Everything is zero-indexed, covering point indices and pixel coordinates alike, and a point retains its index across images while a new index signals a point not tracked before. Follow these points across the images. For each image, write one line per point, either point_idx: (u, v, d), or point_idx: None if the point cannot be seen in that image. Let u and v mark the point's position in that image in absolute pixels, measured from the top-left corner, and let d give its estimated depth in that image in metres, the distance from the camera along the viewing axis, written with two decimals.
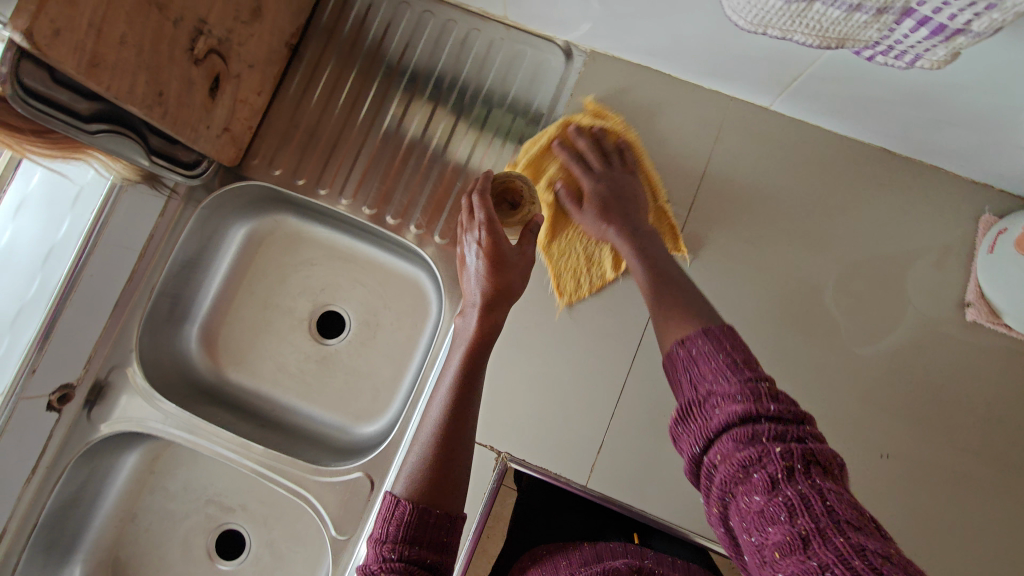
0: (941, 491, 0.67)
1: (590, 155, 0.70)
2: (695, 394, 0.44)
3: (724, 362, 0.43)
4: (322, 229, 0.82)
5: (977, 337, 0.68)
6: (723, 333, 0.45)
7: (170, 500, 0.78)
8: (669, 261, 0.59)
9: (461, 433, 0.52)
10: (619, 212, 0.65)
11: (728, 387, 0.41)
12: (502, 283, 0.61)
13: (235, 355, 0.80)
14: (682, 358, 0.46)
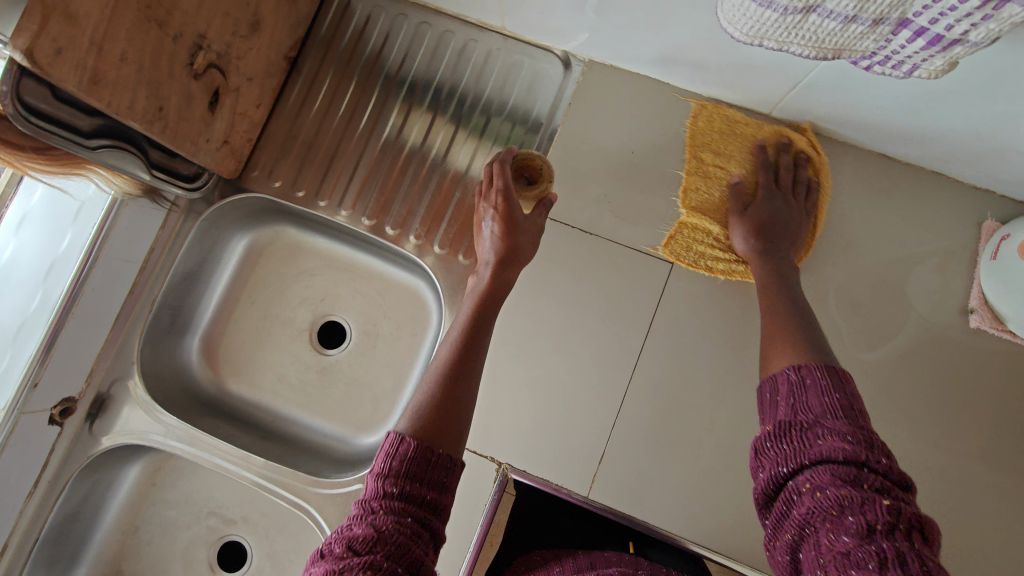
0: (948, 500, 0.66)
1: (782, 170, 0.68)
2: (796, 418, 0.43)
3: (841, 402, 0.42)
4: (322, 239, 0.83)
5: (980, 344, 0.68)
6: (845, 378, 0.44)
7: (171, 513, 0.78)
8: (799, 293, 0.59)
9: (462, 374, 0.50)
10: (775, 239, 0.65)
11: (838, 425, 0.40)
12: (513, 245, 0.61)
13: (236, 367, 0.80)
14: (790, 386, 0.45)
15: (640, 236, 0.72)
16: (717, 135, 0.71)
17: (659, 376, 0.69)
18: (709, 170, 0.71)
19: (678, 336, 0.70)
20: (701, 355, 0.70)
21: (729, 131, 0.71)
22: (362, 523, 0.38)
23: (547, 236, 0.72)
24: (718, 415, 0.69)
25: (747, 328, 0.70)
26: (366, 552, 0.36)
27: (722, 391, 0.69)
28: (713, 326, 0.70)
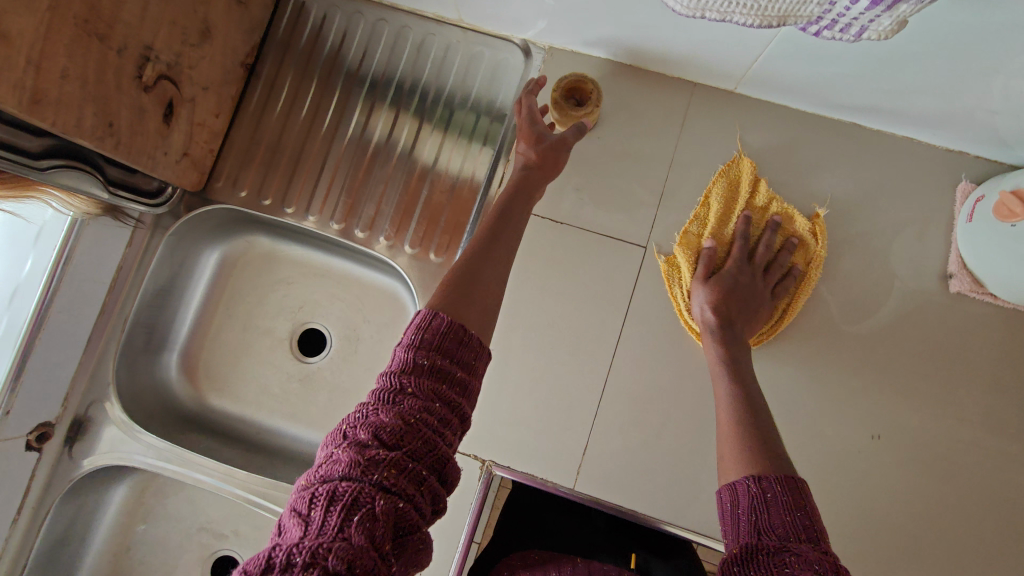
0: (937, 469, 0.66)
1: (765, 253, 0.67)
2: (760, 541, 0.39)
3: (803, 519, 0.40)
4: (296, 247, 0.82)
5: (962, 309, 0.67)
6: (802, 486, 0.42)
7: (162, 531, 0.78)
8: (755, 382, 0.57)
9: (491, 260, 0.51)
10: (733, 313, 0.63)
11: (805, 549, 0.37)
12: (547, 158, 0.61)
13: (217, 380, 0.80)
14: (750, 499, 0.42)
15: (612, 223, 0.71)
16: (722, 195, 0.69)
17: (639, 363, 0.69)
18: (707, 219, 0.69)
19: (656, 322, 0.69)
20: (681, 339, 0.69)
21: (728, 197, 0.69)
22: (389, 412, 0.36)
23: None
24: (700, 398, 0.68)
25: None
26: (393, 448, 0.35)
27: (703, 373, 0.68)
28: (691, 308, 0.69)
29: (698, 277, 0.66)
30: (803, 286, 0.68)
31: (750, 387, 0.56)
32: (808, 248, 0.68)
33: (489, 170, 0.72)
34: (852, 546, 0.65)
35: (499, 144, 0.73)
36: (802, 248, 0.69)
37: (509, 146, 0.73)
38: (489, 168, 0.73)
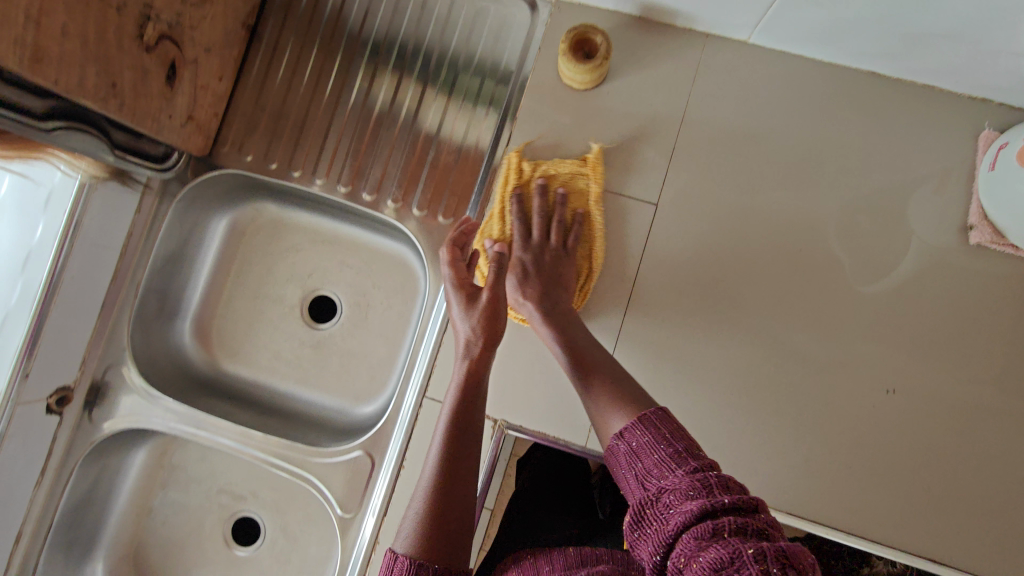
0: (953, 424, 0.65)
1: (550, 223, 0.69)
2: (646, 491, 0.43)
3: (669, 449, 0.44)
4: (303, 213, 0.82)
5: (983, 262, 0.65)
6: (660, 418, 0.47)
7: (183, 492, 0.81)
8: (583, 346, 0.60)
9: (461, 475, 0.53)
10: (543, 288, 0.65)
11: (676, 479, 0.41)
12: (492, 328, 0.61)
13: (230, 346, 0.80)
14: (627, 456, 0.47)
15: (623, 181, 0.69)
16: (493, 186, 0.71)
17: (648, 323, 0.68)
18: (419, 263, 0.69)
19: (666, 281, 0.68)
20: (692, 300, 0.68)
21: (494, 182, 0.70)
22: None
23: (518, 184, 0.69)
24: (711, 357, 0.67)
25: (738, 265, 0.68)
26: None
27: (714, 332, 0.68)
28: (703, 266, 0.68)
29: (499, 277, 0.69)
30: (596, 234, 0.69)
31: (602, 355, 0.59)
32: (582, 192, 0.69)
33: (495, 132, 0.71)
34: (863, 499, 0.65)
35: (505, 106, 0.72)
36: (580, 194, 0.69)
37: (515, 107, 0.71)
38: (495, 130, 0.72)
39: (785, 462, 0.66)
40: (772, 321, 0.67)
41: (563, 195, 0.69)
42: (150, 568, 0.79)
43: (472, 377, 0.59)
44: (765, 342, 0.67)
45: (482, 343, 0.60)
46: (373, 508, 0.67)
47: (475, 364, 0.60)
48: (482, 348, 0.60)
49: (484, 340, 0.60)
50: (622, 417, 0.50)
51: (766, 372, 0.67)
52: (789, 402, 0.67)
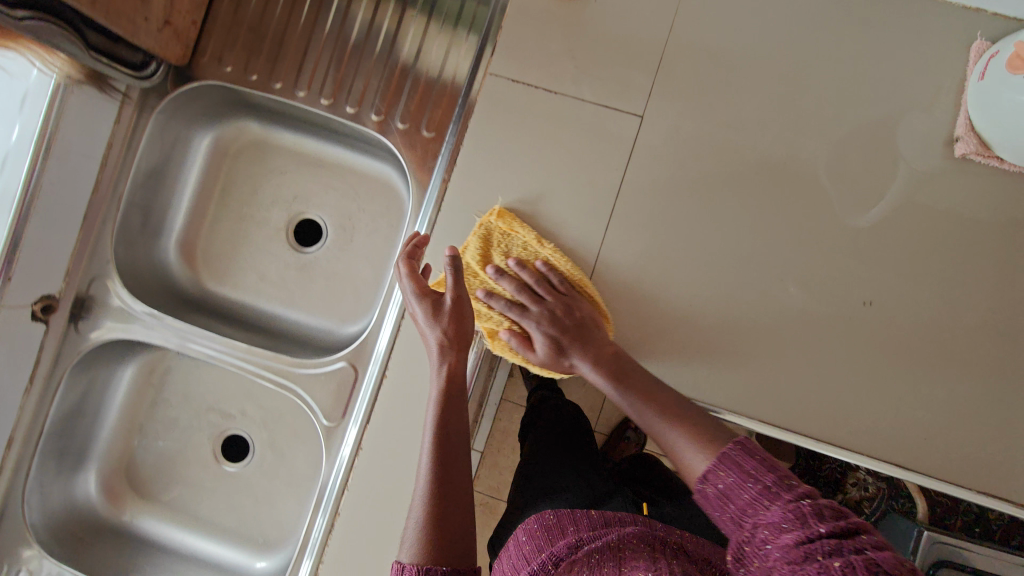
0: (931, 338, 0.65)
1: (538, 288, 0.66)
2: (741, 527, 0.43)
3: (756, 483, 0.43)
4: (286, 134, 0.81)
5: (968, 175, 0.64)
6: (740, 453, 0.45)
7: (173, 410, 0.82)
8: (635, 386, 0.56)
9: (457, 483, 0.53)
10: (565, 343, 0.62)
11: (768, 512, 0.41)
12: (463, 330, 0.60)
13: (215, 265, 0.81)
14: (713, 495, 0.45)
15: (609, 92, 0.67)
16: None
17: (631, 238, 0.67)
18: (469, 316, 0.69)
19: (650, 194, 0.67)
20: (675, 214, 0.67)
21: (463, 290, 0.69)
22: None
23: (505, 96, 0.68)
24: (692, 272, 0.67)
25: (724, 178, 0.67)
26: None
27: (697, 247, 0.67)
28: (689, 180, 0.67)
29: (530, 355, 0.66)
30: (581, 278, 0.66)
31: (669, 393, 0.56)
32: (522, 241, 0.67)
33: (478, 50, 0.69)
34: (838, 412, 0.66)
35: (487, 24, 0.70)
36: (529, 251, 0.67)
37: (497, 26, 0.70)
38: (478, 48, 0.70)
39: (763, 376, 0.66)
40: (755, 234, 0.66)
41: (519, 261, 0.67)
42: (141, 481, 0.81)
43: (450, 385, 0.58)
44: (747, 255, 0.66)
45: (453, 346, 0.59)
46: (355, 416, 0.69)
47: (452, 367, 0.59)
48: (455, 353, 0.59)
49: (458, 344, 0.59)
50: (701, 454, 0.48)
51: (746, 286, 0.66)
52: (770, 316, 0.66)
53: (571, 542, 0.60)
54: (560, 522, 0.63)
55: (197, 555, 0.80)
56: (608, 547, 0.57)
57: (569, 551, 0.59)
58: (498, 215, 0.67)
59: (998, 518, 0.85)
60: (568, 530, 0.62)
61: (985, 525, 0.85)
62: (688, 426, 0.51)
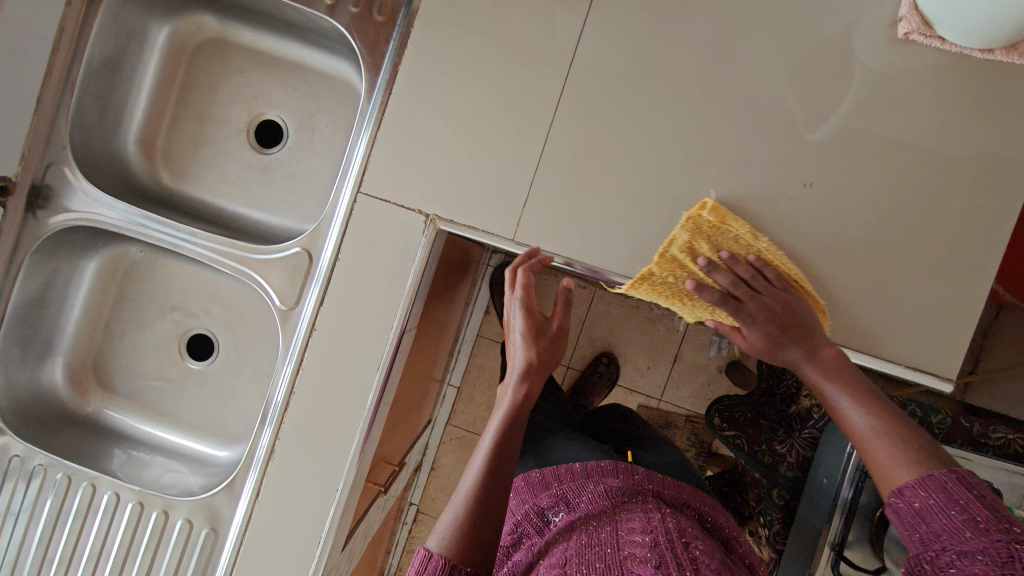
0: (869, 220, 0.66)
1: (753, 281, 0.64)
2: (929, 548, 0.43)
3: (963, 514, 0.42)
4: (244, 30, 0.80)
5: (912, 56, 0.64)
6: (953, 481, 0.44)
7: (137, 308, 0.84)
8: (864, 394, 0.54)
9: (499, 493, 0.59)
10: (784, 337, 0.61)
11: (968, 544, 0.41)
12: (546, 360, 0.68)
13: (175, 162, 0.82)
14: (905, 511, 0.45)
15: None
16: (671, 284, 0.70)
17: (577, 122, 0.68)
18: (659, 285, 0.70)
19: (597, 77, 0.67)
20: (623, 98, 0.67)
21: (664, 279, 0.69)
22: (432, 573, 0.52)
23: None
24: (636, 156, 0.68)
25: (670, 61, 0.67)
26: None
27: (642, 131, 0.68)
28: (636, 64, 0.67)
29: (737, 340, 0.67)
30: (797, 276, 0.65)
31: (881, 401, 0.53)
32: (733, 237, 0.66)
33: None
34: None
35: None
36: (741, 245, 0.66)
37: None
38: None
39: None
40: (700, 119, 0.67)
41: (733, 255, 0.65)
42: (109, 374, 0.84)
43: (522, 406, 0.65)
44: (692, 140, 0.67)
45: (535, 373, 0.67)
46: (307, 299, 0.71)
47: (529, 388, 0.66)
48: (536, 381, 0.67)
49: (538, 373, 0.67)
50: (909, 468, 0.47)
51: (689, 170, 0.68)
52: (711, 200, 0.68)
53: (556, 495, 0.65)
54: (545, 479, 0.68)
55: (164, 445, 0.83)
56: (600, 510, 0.60)
57: (561, 507, 0.63)
58: (711, 211, 0.66)
59: (937, 420, 0.88)
60: (554, 484, 0.67)
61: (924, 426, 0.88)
62: (907, 437, 0.49)
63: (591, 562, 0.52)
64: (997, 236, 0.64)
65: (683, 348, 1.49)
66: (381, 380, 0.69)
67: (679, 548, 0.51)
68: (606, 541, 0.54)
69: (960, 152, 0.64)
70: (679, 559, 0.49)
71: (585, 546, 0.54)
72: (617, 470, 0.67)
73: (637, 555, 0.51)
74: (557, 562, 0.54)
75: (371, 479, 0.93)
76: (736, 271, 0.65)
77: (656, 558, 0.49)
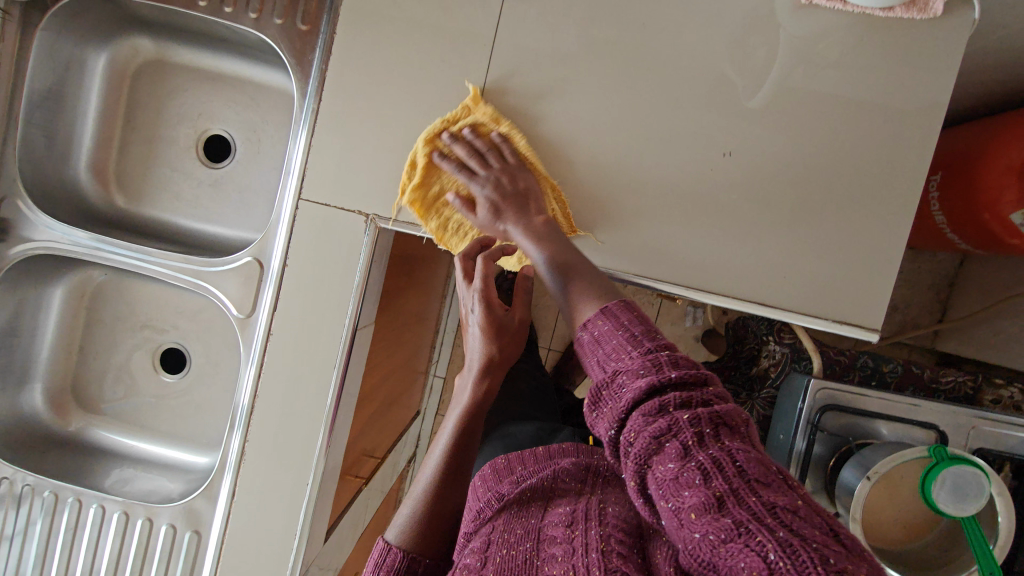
0: (788, 183, 0.68)
1: (487, 156, 0.69)
2: (605, 375, 0.46)
3: (625, 335, 0.47)
4: (183, 50, 0.82)
5: (818, 20, 0.66)
6: (620, 307, 0.50)
7: (108, 328, 0.87)
8: (558, 246, 0.61)
9: (450, 491, 0.64)
10: (501, 207, 0.67)
11: (632, 363, 0.44)
12: (501, 359, 0.71)
13: (128, 186, 0.85)
14: (590, 344, 0.49)
15: None
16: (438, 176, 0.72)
17: (503, 112, 0.70)
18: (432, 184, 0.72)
19: (519, 67, 0.69)
20: (546, 85, 0.69)
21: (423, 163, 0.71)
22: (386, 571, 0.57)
23: None
24: (564, 141, 0.70)
25: (589, 44, 0.68)
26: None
27: (569, 117, 0.70)
28: (555, 49, 0.69)
29: (470, 216, 0.70)
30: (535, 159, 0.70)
31: (572, 252, 0.60)
32: (482, 117, 0.69)
33: None
34: (704, 262, 0.70)
35: None
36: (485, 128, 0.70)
37: None
38: None
39: (633, 235, 0.71)
40: (622, 98, 0.69)
41: (473, 131, 0.69)
42: (88, 395, 0.88)
43: (480, 400, 0.70)
44: (616, 119, 0.69)
45: (496, 367, 0.70)
46: (262, 305, 0.75)
47: (488, 384, 0.70)
48: (495, 376, 0.71)
49: (496, 369, 0.70)
50: (592, 304, 0.53)
51: (616, 149, 0.70)
52: (638, 176, 0.70)
53: (515, 482, 0.63)
54: (508, 466, 0.66)
55: (147, 457, 0.87)
56: (541, 488, 0.61)
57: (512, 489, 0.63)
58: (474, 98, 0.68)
59: (889, 369, 0.91)
60: (517, 469, 0.65)
61: (878, 377, 0.91)
62: (589, 281, 0.56)
63: (512, 531, 0.55)
64: (910, 187, 0.67)
65: (660, 321, 1.52)
66: (339, 375, 0.73)
67: (595, 507, 0.53)
68: (534, 512, 0.57)
69: (870, 109, 0.67)
70: (590, 514, 0.52)
71: (516, 520, 0.56)
72: (576, 451, 0.65)
73: (555, 520, 0.53)
74: (488, 533, 0.57)
75: (353, 472, 0.97)
76: (474, 146, 0.70)
77: (569, 517, 0.52)
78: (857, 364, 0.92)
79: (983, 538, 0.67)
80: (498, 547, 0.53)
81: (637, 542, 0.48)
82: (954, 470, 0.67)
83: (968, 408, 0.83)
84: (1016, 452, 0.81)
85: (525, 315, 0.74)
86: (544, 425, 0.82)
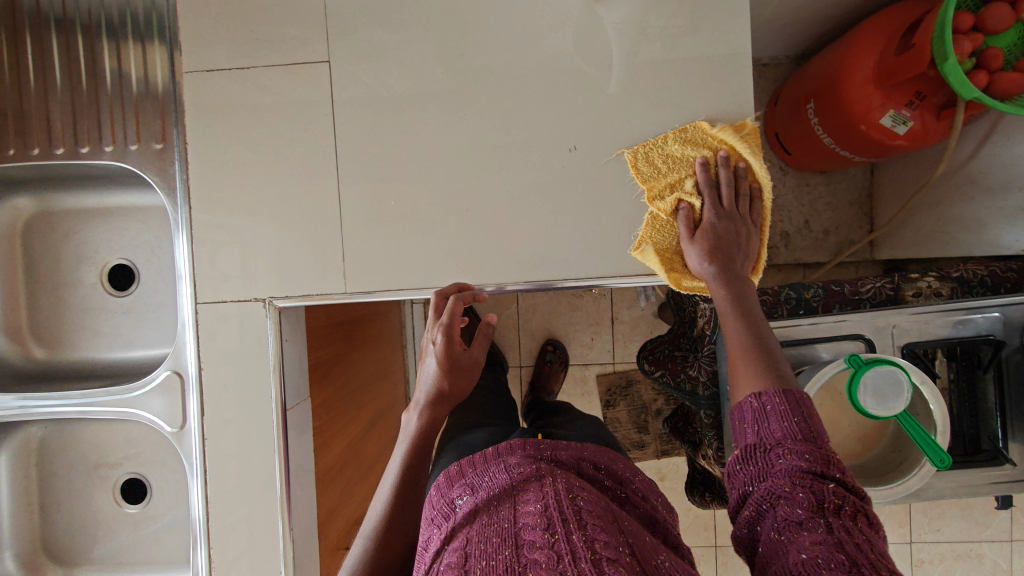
0: (632, 158, 0.74)
1: (721, 189, 0.73)
2: (761, 443, 0.53)
3: (799, 425, 0.53)
4: (64, 196, 0.86)
5: (609, 11, 0.72)
6: (797, 398, 0.55)
7: (61, 479, 0.88)
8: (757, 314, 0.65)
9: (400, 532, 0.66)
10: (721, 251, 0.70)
11: (798, 447, 0.51)
12: (453, 391, 0.72)
13: (46, 337, 0.87)
14: (754, 411, 0.55)
15: (290, 52, 0.74)
16: (663, 183, 0.74)
17: (359, 170, 0.75)
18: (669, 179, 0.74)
19: (361, 127, 0.75)
20: (390, 134, 0.75)
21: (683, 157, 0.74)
22: None
23: (204, 93, 0.75)
24: (424, 178, 0.75)
25: (417, 90, 0.74)
26: None
27: (420, 157, 0.75)
28: (389, 102, 0.75)
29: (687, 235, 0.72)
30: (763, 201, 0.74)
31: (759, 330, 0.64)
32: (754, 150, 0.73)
33: (166, 61, 0.75)
34: (582, 250, 0.75)
35: (165, 35, 0.75)
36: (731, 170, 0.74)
37: (174, 34, 0.75)
38: (167, 59, 0.75)
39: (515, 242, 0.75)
40: (462, 127, 0.75)
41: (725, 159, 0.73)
42: (58, 549, 0.88)
43: (419, 436, 0.70)
44: (463, 145, 0.75)
45: (443, 401, 0.71)
46: (189, 415, 0.77)
47: (431, 419, 0.71)
48: (440, 410, 0.71)
49: (442, 404, 0.71)
50: (764, 378, 0.58)
51: (473, 171, 0.75)
52: (498, 190, 0.75)
53: (466, 484, 0.62)
54: (460, 469, 0.65)
55: None
56: (501, 489, 0.59)
57: (466, 492, 0.61)
58: (747, 128, 0.72)
59: (813, 295, 0.94)
60: (468, 472, 0.64)
61: (805, 305, 0.94)
62: (770, 356, 0.60)
63: (489, 538, 0.51)
64: (739, 129, 0.73)
65: (617, 310, 1.54)
66: (280, 455, 0.76)
67: (567, 503, 0.53)
68: (505, 516, 0.54)
69: (683, 73, 0.73)
70: (566, 515, 0.51)
71: (485, 526, 0.53)
72: (523, 444, 0.65)
73: (530, 523, 0.51)
74: (459, 545, 0.52)
75: (344, 544, 0.97)
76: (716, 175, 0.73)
77: (545, 521, 0.51)
78: (782, 298, 0.94)
79: (921, 429, 0.69)
80: (476, 558, 0.48)
81: (617, 542, 0.49)
82: (872, 372, 0.69)
83: (891, 309, 0.84)
84: (953, 337, 0.83)
85: (479, 358, 0.76)
86: (498, 429, 0.87)
